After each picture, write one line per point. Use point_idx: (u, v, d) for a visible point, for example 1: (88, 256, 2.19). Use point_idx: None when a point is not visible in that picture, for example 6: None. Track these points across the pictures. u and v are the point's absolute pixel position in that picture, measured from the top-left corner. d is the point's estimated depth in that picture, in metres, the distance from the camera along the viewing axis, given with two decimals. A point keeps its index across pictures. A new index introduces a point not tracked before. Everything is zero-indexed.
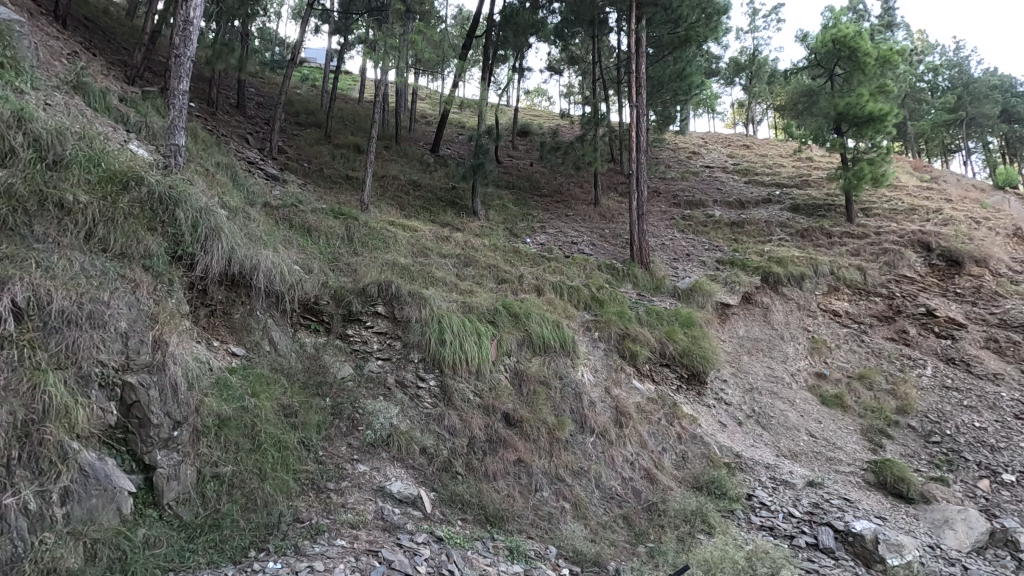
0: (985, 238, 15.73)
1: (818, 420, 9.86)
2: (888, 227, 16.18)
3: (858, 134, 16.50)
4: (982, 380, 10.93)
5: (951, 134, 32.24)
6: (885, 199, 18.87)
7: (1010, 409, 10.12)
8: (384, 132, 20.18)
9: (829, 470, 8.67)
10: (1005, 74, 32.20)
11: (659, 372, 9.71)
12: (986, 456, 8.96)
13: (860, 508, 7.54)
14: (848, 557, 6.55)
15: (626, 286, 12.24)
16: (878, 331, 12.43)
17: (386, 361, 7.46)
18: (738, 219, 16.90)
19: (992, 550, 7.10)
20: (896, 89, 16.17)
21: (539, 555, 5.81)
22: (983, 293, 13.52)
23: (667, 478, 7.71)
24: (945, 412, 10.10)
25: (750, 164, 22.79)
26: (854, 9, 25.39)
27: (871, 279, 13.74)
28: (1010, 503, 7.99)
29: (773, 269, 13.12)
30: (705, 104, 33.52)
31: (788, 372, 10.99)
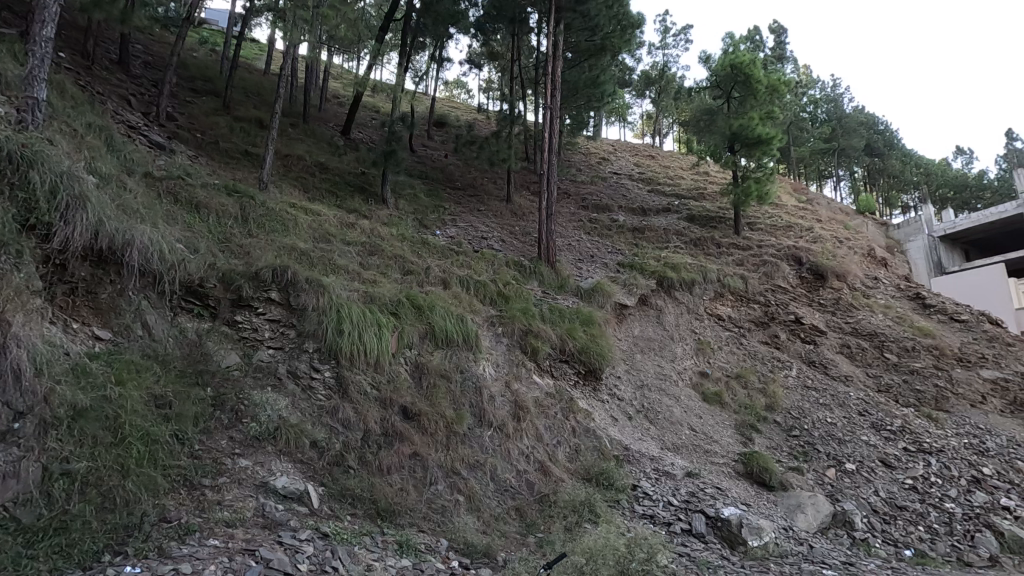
0: (846, 256, 17.83)
1: (699, 415, 10.66)
2: (768, 241, 17.83)
3: (748, 154, 18.00)
4: (835, 381, 12.39)
5: (824, 162, 36.22)
6: (768, 215, 20.76)
7: (856, 406, 11.56)
8: (291, 108, 19.08)
9: (706, 461, 9.40)
10: (870, 113, 36.63)
11: (558, 368, 10.05)
12: (834, 447, 10.18)
13: (729, 496, 8.25)
14: (716, 540, 7.17)
15: (532, 284, 12.50)
16: (755, 335, 13.67)
17: (277, 350, 7.08)
18: (640, 225, 17.82)
19: (833, 530, 8.07)
20: (781, 116, 17.82)
21: (429, 548, 5.78)
22: (841, 304, 15.31)
23: (560, 471, 7.98)
24: (805, 409, 11.32)
25: (653, 173, 24.10)
26: (752, 39, 27.71)
27: (752, 287, 15.07)
28: (850, 488, 9.12)
29: (668, 274, 14.01)
30: (617, 112, 35.02)
31: (676, 370, 11.78)
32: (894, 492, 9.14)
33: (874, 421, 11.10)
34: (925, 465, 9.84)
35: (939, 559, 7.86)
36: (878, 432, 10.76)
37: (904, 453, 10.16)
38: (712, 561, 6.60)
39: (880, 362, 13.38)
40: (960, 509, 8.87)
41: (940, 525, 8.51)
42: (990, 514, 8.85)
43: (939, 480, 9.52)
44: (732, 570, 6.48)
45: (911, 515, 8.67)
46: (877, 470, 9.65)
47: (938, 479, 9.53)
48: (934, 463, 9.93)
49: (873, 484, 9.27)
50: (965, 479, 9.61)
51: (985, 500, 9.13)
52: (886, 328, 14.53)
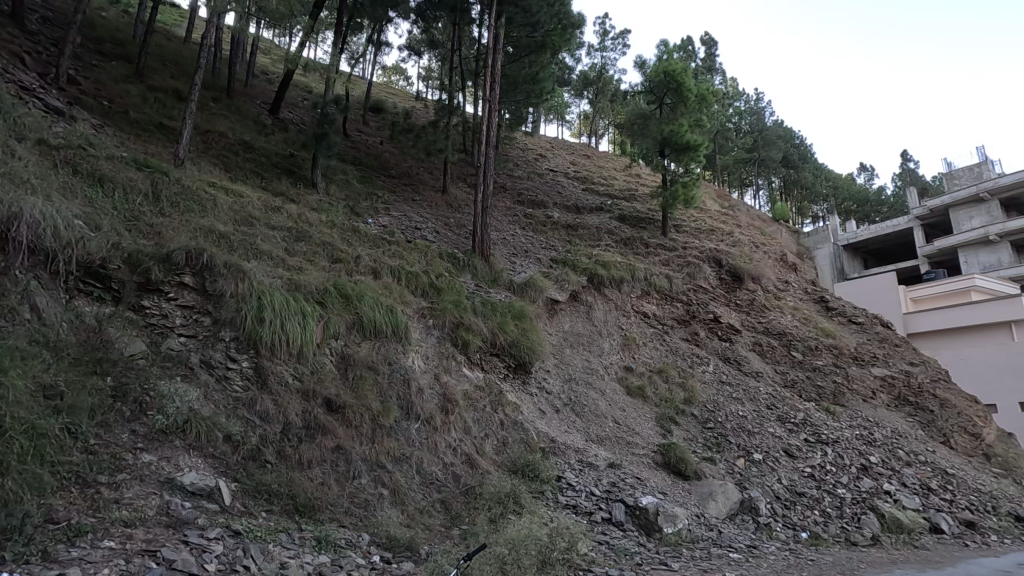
0: (761, 260, 19.04)
1: (622, 408, 11.04)
2: (692, 243, 18.70)
3: (677, 159, 18.75)
4: (747, 377, 13.22)
5: (746, 171, 38.42)
6: (693, 218, 21.76)
7: (765, 400, 12.39)
8: (214, 81, 17.89)
9: (627, 452, 9.75)
10: (788, 127, 39.19)
11: (488, 362, 10.09)
12: (744, 438, 10.86)
13: (648, 485, 8.61)
14: (634, 528, 7.47)
15: (465, 277, 12.46)
16: (677, 332, 14.32)
17: (189, 338, 6.64)
18: (573, 222, 18.17)
19: (740, 516, 8.62)
20: (709, 124, 18.69)
21: (349, 543, 5.64)
22: (755, 304, 16.34)
23: (486, 463, 8.02)
24: (719, 403, 12.00)
25: (588, 172, 24.63)
26: (685, 49, 28.86)
27: (676, 287, 15.77)
28: (757, 476, 9.77)
29: (598, 272, 14.39)
30: (556, 110, 35.47)
31: (602, 365, 12.12)
32: (795, 479, 9.88)
33: (780, 414, 11.95)
34: (822, 454, 10.71)
35: (830, 540, 8.60)
36: (783, 424, 11.60)
37: (805, 444, 11.01)
38: (629, 548, 6.88)
39: (787, 359, 14.41)
40: (849, 494, 9.75)
41: (833, 509, 9.31)
42: (874, 498, 9.79)
43: (833, 468, 10.39)
44: (647, 555, 6.78)
45: (808, 500, 9.41)
46: (780, 459, 10.40)
47: (832, 467, 10.40)
48: (829, 452, 10.84)
49: (777, 472, 9.98)
50: (855, 466, 10.56)
51: (871, 486, 10.09)
52: (794, 328, 15.66)
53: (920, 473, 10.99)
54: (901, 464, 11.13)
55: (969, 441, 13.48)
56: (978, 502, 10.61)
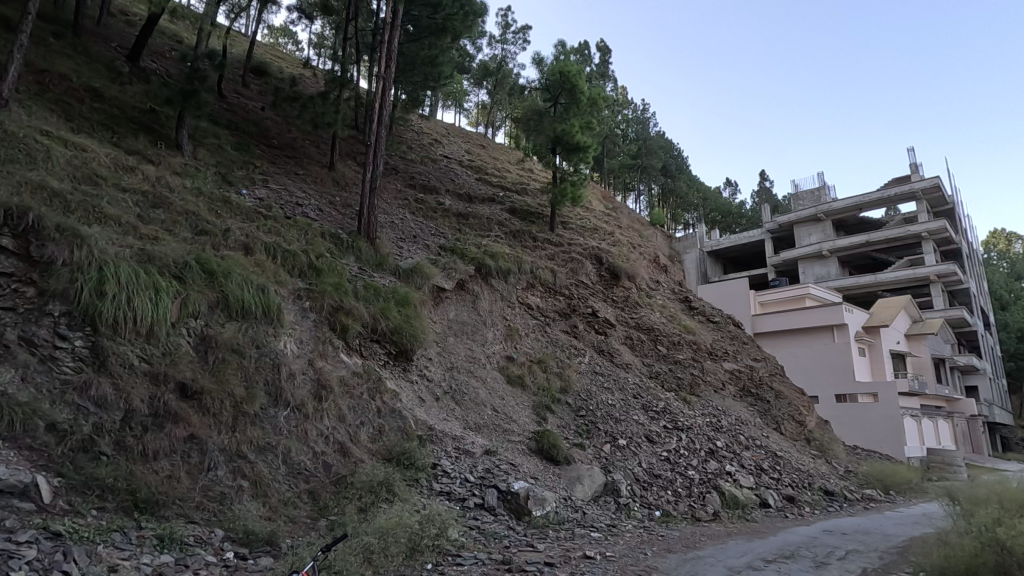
0: (637, 260, 20.42)
1: (502, 397, 11.27)
2: (577, 240, 19.52)
3: (567, 158, 19.40)
4: (618, 368, 14.16)
5: (630, 177, 40.89)
6: (579, 217, 22.71)
7: (632, 390, 13.35)
8: (55, 13, 15.33)
9: (503, 439, 9.99)
10: (668, 139, 42.29)
11: (368, 348, 9.80)
12: (611, 425, 11.63)
13: (520, 470, 8.90)
14: (505, 512, 7.71)
15: (348, 260, 11.95)
16: (558, 324, 14.92)
17: (6, 312, 5.68)
18: (465, 211, 18.16)
19: (603, 498, 9.25)
20: (598, 128, 19.52)
21: (199, 540, 5.19)
22: (629, 301, 17.51)
23: (360, 452, 7.77)
24: (592, 392, 12.72)
25: (482, 162, 24.70)
26: (582, 53, 29.87)
27: (559, 280, 16.40)
28: (620, 461, 10.52)
29: (486, 262, 14.52)
30: (454, 96, 35.09)
31: (484, 354, 12.28)
32: (653, 463, 10.77)
33: (644, 402, 12.95)
34: (678, 439, 11.79)
35: (679, 517, 9.49)
36: (646, 412, 12.59)
37: (663, 430, 12.04)
38: (499, 532, 7.08)
39: (654, 352, 15.65)
40: (698, 474, 10.82)
41: (683, 488, 10.29)
42: (718, 478, 10.96)
43: (686, 451, 11.48)
44: (516, 538, 7.01)
45: (663, 481, 10.30)
46: (642, 444, 11.27)
47: (685, 451, 11.48)
48: (683, 437, 11.96)
49: (638, 457, 10.81)
50: (704, 450, 11.75)
51: (716, 467, 11.29)
52: (661, 324, 17.02)
53: (756, 455, 12.52)
54: (741, 448, 12.59)
55: (795, 427, 15.63)
56: (798, 479, 12.34)
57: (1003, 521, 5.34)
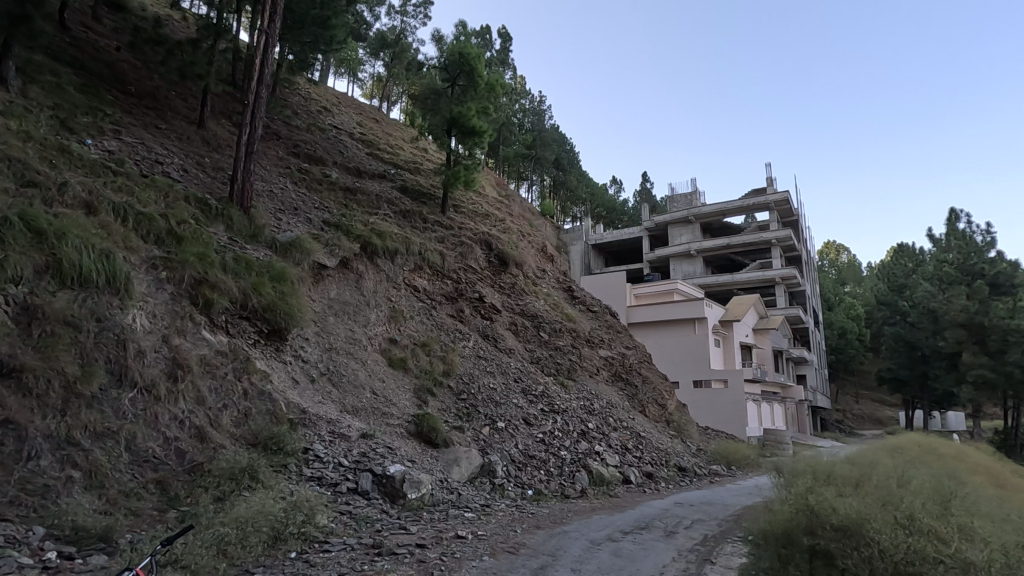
0: (525, 249, 20.91)
1: (382, 379, 11.01)
2: (467, 224, 19.47)
3: (462, 141, 19.21)
4: (501, 353, 14.46)
5: (524, 166, 41.58)
6: (471, 201, 22.67)
7: (513, 374, 13.71)
8: None
9: (381, 422, 9.76)
10: (562, 133, 43.61)
11: (235, 325, 9.06)
12: (491, 408, 11.86)
13: (398, 454, 8.76)
14: (378, 496, 7.58)
15: (216, 229, 10.92)
16: (444, 308, 14.86)
17: None
18: (353, 185, 17.36)
19: (479, 479, 9.46)
20: (495, 114, 19.49)
21: (11, 541, 4.51)
22: (515, 288, 17.90)
23: (220, 437, 7.17)
24: (474, 375, 12.88)
25: (373, 136, 23.72)
26: (483, 37, 29.67)
27: (447, 264, 16.30)
28: (498, 443, 10.78)
29: (372, 241, 14.01)
30: (347, 64, 33.22)
31: (365, 336, 11.88)
32: (529, 444, 11.19)
33: (524, 386, 13.37)
34: (553, 422, 12.34)
35: (550, 495, 9.98)
36: (525, 396, 13.01)
37: (540, 413, 12.52)
38: (371, 516, 6.94)
39: (536, 338, 16.19)
40: (569, 454, 11.43)
41: (555, 468, 10.81)
42: (587, 458, 11.65)
43: (559, 433, 12.05)
44: (388, 522, 6.91)
45: (537, 461, 10.75)
46: (519, 427, 11.63)
47: (559, 432, 12.05)
48: (558, 419, 12.54)
49: (515, 439, 11.15)
50: (576, 432, 12.42)
51: (586, 447, 12.00)
52: (544, 312, 17.61)
53: (622, 436, 13.50)
54: (610, 429, 13.49)
55: (658, 410, 17.06)
56: (657, 457, 13.50)
57: (814, 489, 6.26)
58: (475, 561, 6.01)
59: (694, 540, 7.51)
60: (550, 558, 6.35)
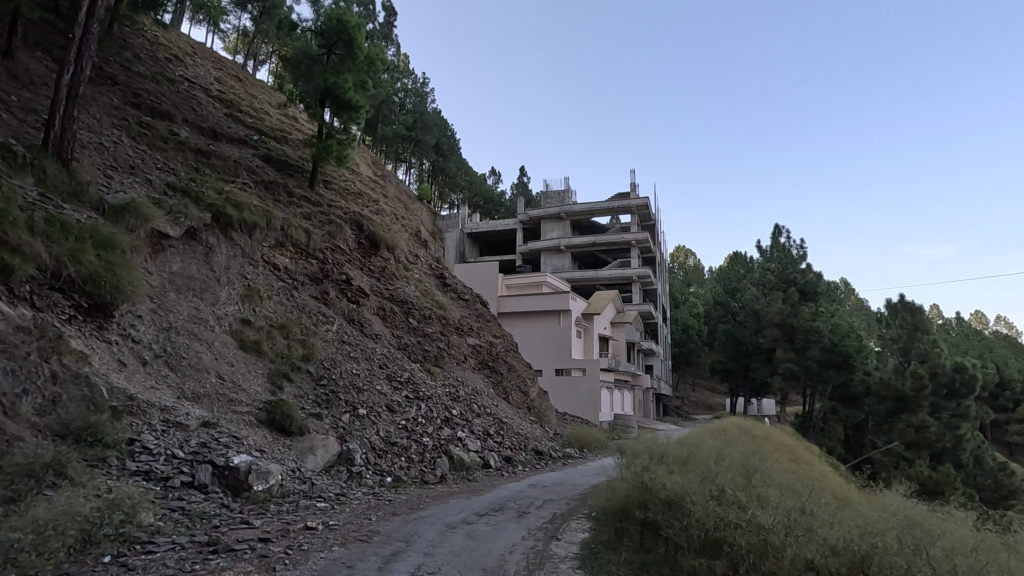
0: (398, 232, 20.41)
1: (231, 363, 10.11)
2: (337, 202, 18.50)
3: (336, 114, 18.12)
4: (367, 338, 14.01)
5: (403, 148, 40.35)
6: (344, 178, 21.57)
7: (378, 360, 13.37)
8: None
9: (227, 410, 8.95)
10: (443, 119, 43.14)
11: (43, 298, 7.72)
12: (353, 395, 11.46)
13: (244, 443, 8.11)
14: (218, 490, 6.97)
15: (23, 182, 9.20)
16: (307, 289, 14.03)
17: None
18: (206, 147, 15.61)
19: (335, 468, 9.11)
20: (373, 89, 18.62)
21: None
22: (386, 272, 17.43)
23: (18, 428, 6.10)
24: (336, 361, 12.31)
25: (235, 96, 21.52)
26: (365, 7, 28.28)
27: (313, 242, 15.36)
28: (358, 430, 10.45)
29: (226, 212, 12.74)
30: (207, 11, 29.72)
31: (213, 315, 10.80)
32: (391, 431, 11.01)
33: (389, 373, 13.11)
34: (417, 409, 12.25)
35: (408, 482, 9.93)
36: (389, 382, 12.77)
37: (404, 400, 12.38)
38: (208, 512, 6.38)
39: (404, 324, 15.95)
40: (431, 441, 11.45)
41: (416, 454, 10.77)
42: (449, 444, 11.77)
43: (423, 420, 12.00)
44: (228, 517, 6.40)
45: (398, 448, 10.62)
46: (382, 414, 11.38)
47: (422, 419, 12.00)
48: (422, 406, 12.49)
49: (376, 426, 10.90)
50: (440, 418, 12.46)
51: (449, 434, 12.10)
52: (414, 298, 17.37)
53: (485, 422, 13.84)
54: (473, 416, 13.74)
55: (520, 397, 17.74)
56: (516, 442, 14.04)
57: (649, 468, 6.97)
58: (324, 552, 5.80)
59: (543, 519, 7.96)
60: (403, 544, 6.34)
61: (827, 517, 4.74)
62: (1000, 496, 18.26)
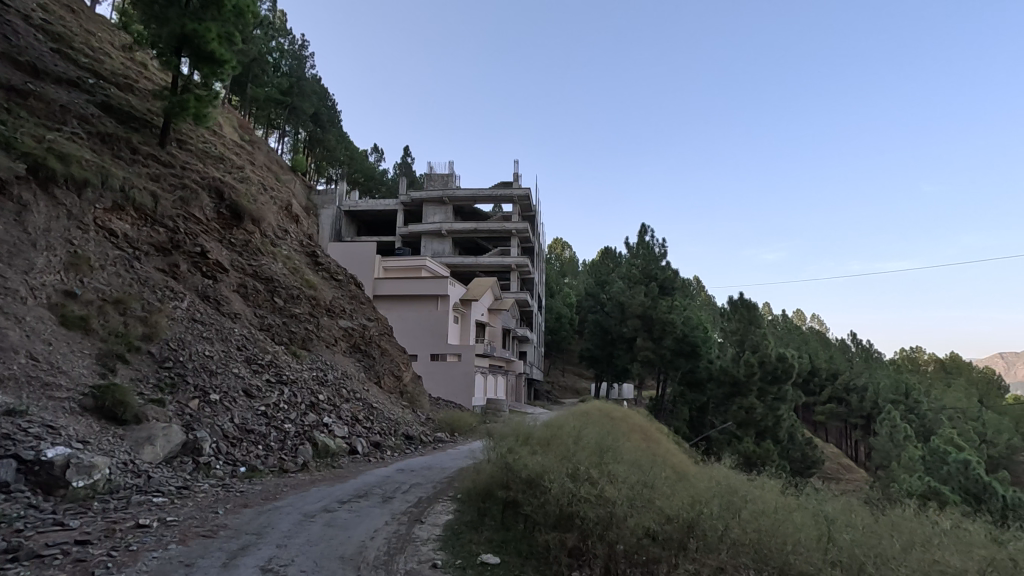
0: (265, 204, 18.85)
1: (48, 341, 8.68)
2: (193, 165, 16.60)
3: (195, 66, 16.09)
4: (223, 318, 12.82)
5: (275, 112, 37.23)
6: (202, 138, 19.37)
7: (236, 341, 12.30)
8: None
9: (40, 396, 7.68)
10: (322, 86, 40.46)
11: None
12: (203, 378, 10.43)
13: (62, 433, 7.04)
14: (25, 488, 6.00)
15: None
16: (151, 261, 12.48)
17: None
18: (22, 85, 13.10)
19: (178, 459, 8.26)
20: (242, 44, 16.68)
21: None
22: (249, 247, 16.05)
23: None
24: (184, 341, 11.09)
25: (65, 28, 18.27)
26: None
27: (161, 208, 13.67)
28: (208, 417, 9.53)
29: (48, 164, 10.86)
30: None
31: (24, 285, 9.16)
32: (247, 417, 10.20)
33: (247, 355, 12.13)
34: (278, 394, 11.48)
35: (265, 472, 9.31)
36: (248, 365, 11.82)
37: (265, 384, 11.54)
38: (9, 514, 5.46)
39: (268, 304, 14.84)
40: (293, 427, 10.81)
41: (275, 442, 10.11)
42: (313, 430, 11.20)
43: (285, 406, 11.28)
44: (36, 519, 5.52)
45: (254, 436, 9.88)
46: (237, 400, 10.49)
47: (284, 404, 11.27)
48: (285, 391, 11.75)
49: (230, 412, 10.04)
50: (305, 404, 11.81)
51: (313, 420, 11.51)
52: (281, 276, 16.21)
53: (354, 408, 13.38)
54: (341, 401, 13.22)
55: (393, 381, 17.41)
56: (386, 427, 13.75)
57: (513, 450, 7.22)
58: (157, 551, 5.24)
59: (408, 503, 7.91)
60: (254, 537, 5.94)
61: (665, 489, 5.26)
62: (805, 465, 21.58)
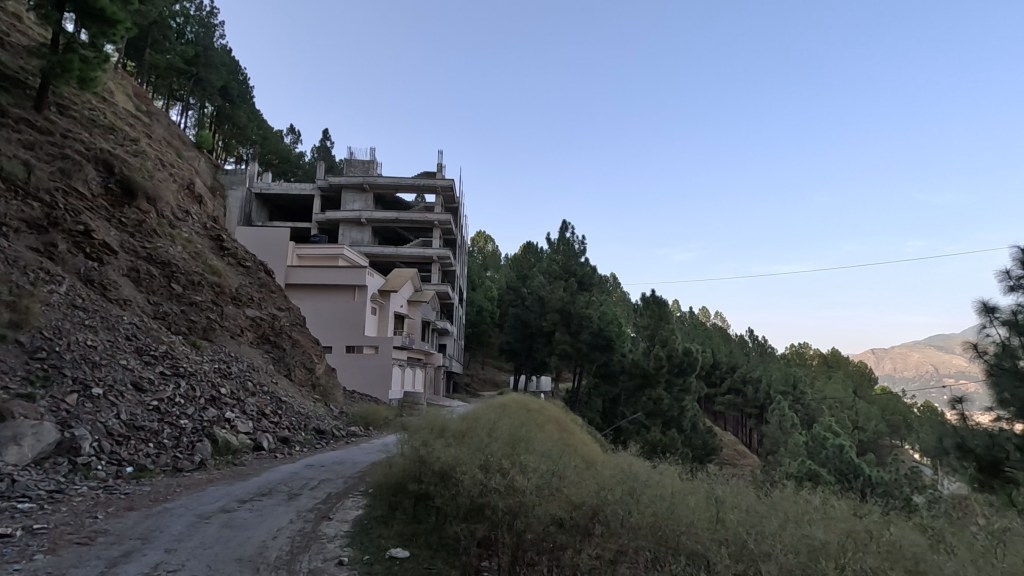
0: (163, 181, 17.35)
1: None
2: (77, 134, 14.94)
3: (81, 23, 14.40)
4: (110, 304, 11.67)
5: (177, 83, 34.30)
6: (89, 105, 17.46)
7: (124, 330, 11.23)
8: None
9: None
10: (233, 58, 37.75)
11: None
12: (84, 371, 9.44)
13: None
14: None
15: None
16: (22, 239, 11.11)
17: None
18: None
19: (50, 461, 7.44)
20: (139, 3, 15.15)
21: None
22: (142, 227, 14.70)
23: None
24: (62, 329, 9.98)
25: None
26: None
27: (36, 180, 12.20)
28: (88, 413, 8.65)
29: None
30: None
31: None
32: (136, 413, 9.35)
33: (138, 346, 11.11)
34: (173, 387, 10.62)
35: (156, 471, 8.59)
36: (138, 356, 10.84)
37: (158, 377, 10.64)
38: None
39: (164, 291, 13.70)
40: (190, 423, 10.05)
41: (169, 440, 9.36)
42: (213, 426, 10.48)
43: (181, 400, 10.45)
44: None
45: (144, 433, 9.09)
46: (124, 394, 9.59)
47: (180, 399, 10.45)
48: (181, 384, 10.89)
49: (116, 407, 9.15)
50: (204, 398, 11.01)
51: (213, 415, 10.76)
52: (180, 260, 15.00)
53: (260, 402, 12.66)
54: (245, 395, 12.46)
55: (304, 373, 16.70)
56: (295, 422, 13.12)
57: (426, 443, 7.15)
58: (19, 563, 4.69)
59: (316, 500, 7.62)
60: (138, 542, 5.48)
61: (573, 478, 5.42)
62: (705, 452, 23.12)
